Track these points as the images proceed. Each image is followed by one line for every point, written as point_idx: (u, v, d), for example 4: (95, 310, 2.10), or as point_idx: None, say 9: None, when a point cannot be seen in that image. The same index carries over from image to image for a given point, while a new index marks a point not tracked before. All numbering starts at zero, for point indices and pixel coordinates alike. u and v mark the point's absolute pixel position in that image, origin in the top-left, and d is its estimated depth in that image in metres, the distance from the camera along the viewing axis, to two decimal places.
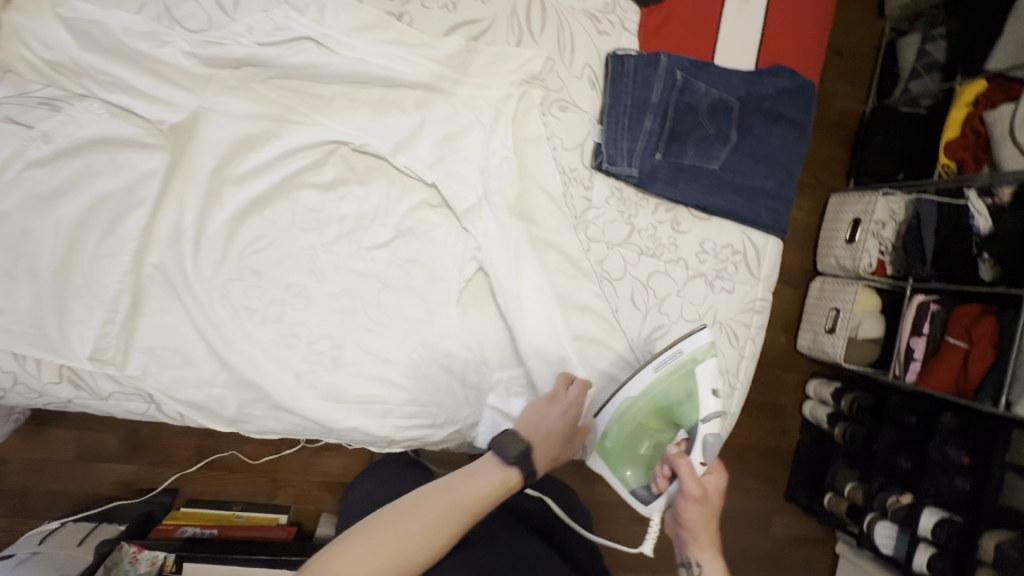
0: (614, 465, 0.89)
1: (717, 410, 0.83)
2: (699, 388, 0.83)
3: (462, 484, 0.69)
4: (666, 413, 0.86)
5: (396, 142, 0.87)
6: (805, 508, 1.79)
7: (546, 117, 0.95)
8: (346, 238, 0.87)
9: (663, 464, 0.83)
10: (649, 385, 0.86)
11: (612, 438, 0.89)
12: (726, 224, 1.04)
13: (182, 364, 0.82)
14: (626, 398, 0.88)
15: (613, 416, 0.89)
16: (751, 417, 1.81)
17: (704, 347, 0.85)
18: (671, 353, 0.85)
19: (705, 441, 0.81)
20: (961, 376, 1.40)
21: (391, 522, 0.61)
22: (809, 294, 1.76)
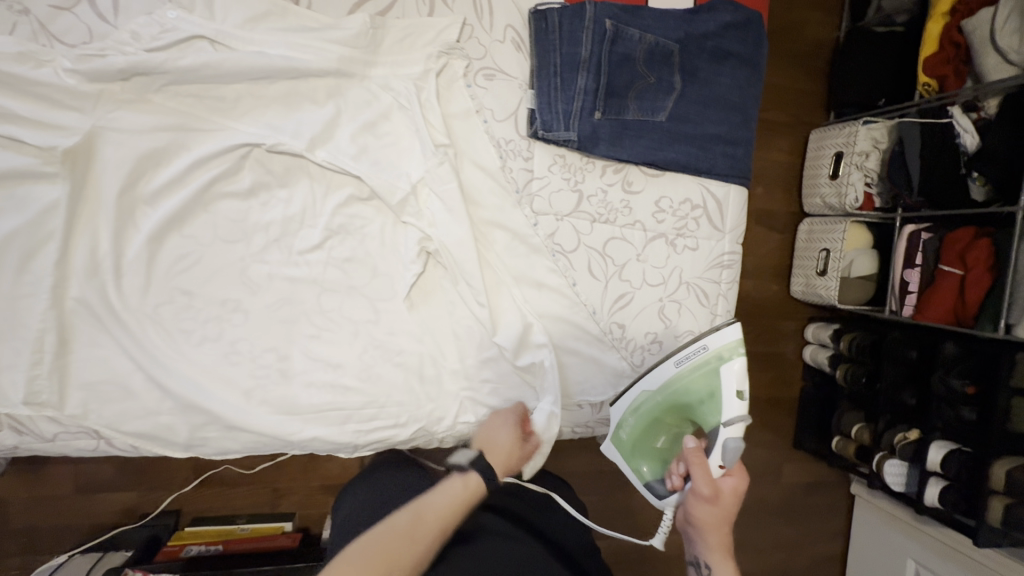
0: (629, 455, 0.90)
1: (740, 414, 0.79)
2: (723, 388, 0.80)
3: (430, 503, 0.69)
4: (685, 409, 0.84)
5: (313, 138, 0.82)
6: (814, 454, 1.76)
7: (473, 89, 0.88)
8: (276, 245, 0.83)
9: (680, 463, 0.85)
10: (669, 380, 0.84)
11: (628, 430, 0.90)
12: (682, 178, 0.98)
13: (123, 396, 0.79)
14: (643, 389, 0.87)
15: (630, 406, 0.89)
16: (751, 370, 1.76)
17: (732, 345, 0.80)
18: (694, 348, 0.82)
19: (725, 446, 0.80)
20: (959, 303, 1.33)
21: (363, 550, 0.60)
22: (798, 237, 1.69)
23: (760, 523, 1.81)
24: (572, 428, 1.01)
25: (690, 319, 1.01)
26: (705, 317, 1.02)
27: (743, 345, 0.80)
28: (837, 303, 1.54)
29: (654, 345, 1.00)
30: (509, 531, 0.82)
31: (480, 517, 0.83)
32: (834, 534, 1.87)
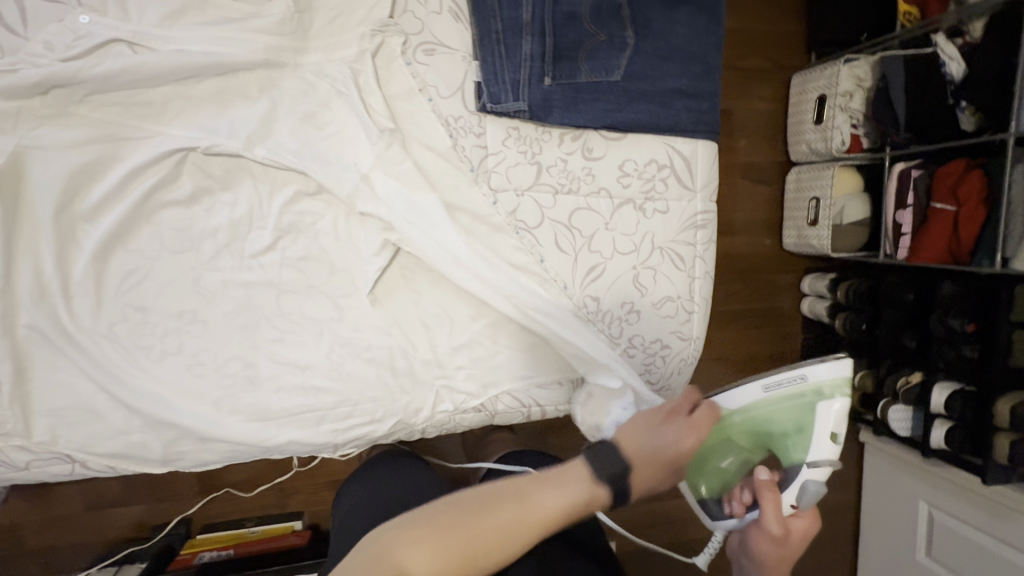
0: (686, 470, 0.75)
1: (830, 457, 0.71)
2: (817, 425, 0.71)
3: (538, 491, 0.60)
4: (765, 436, 0.73)
5: (251, 136, 0.79)
6: None
7: (413, 67, 0.84)
8: (226, 251, 0.81)
9: (747, 490, 0.73)
10: (757, 402, 0.73)
11: (695, 442, 0.74)
12: (644, 138, 0.94)
13: (90, 419, 0.78)
14: (719, 404, 0.74)
15: (703, 417, 0.74)
16: (752, 328, 1.70)
17: (835, 384, 0.72)
18: (793, 377, 0.72)
19: (806, 488, 0.70)
20: (953, 241, 1.30)
21: (448, 527, 0.55)
22: (787, 188, 1.63)
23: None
24: (554, 407, 0.98)
25: (666, 284, 0.98)
26: (683, 281, 0.99)
27: (846, 387, 0.72)
28: (831, 253, 1.48)
29: (631, 314, 0.97)
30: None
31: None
32: (846, 487, 1.80)
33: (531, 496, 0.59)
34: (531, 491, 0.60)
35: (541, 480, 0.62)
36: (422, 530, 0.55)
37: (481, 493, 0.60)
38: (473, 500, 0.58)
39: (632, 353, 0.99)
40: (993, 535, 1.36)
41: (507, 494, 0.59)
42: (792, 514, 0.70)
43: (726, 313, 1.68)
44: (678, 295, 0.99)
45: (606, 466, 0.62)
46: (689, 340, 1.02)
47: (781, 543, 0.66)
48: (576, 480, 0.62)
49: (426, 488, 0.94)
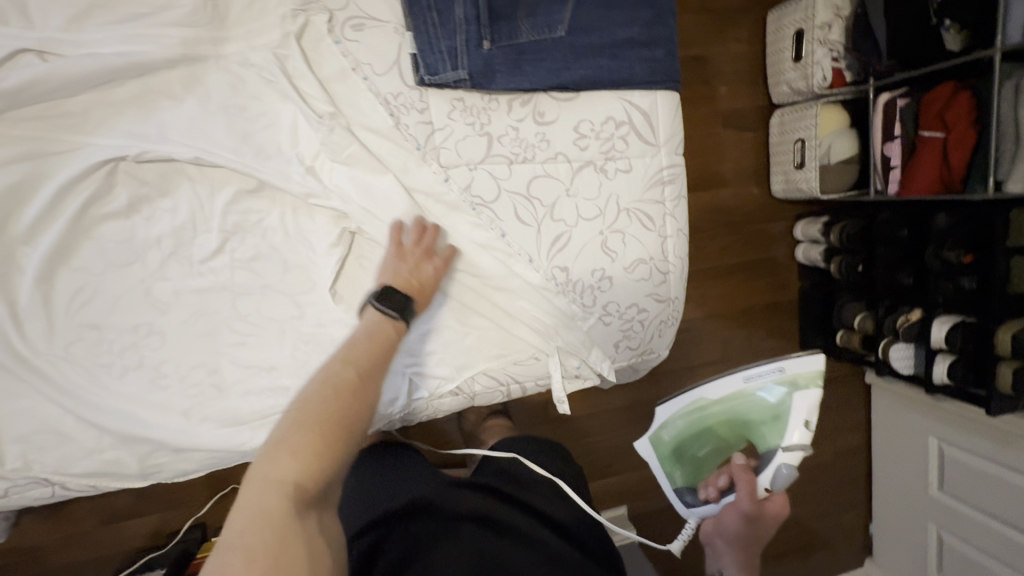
0: (664, 461, 0.72)
1: (803, 443, 0.70)
2: (794, 413, 0.70)
3: (358, 350, 0.70)
4: (743, 426, 0.71)
5: (182, 137, 0.76)
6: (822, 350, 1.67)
7: (343, 45, 0.79)
8: (173, 259, 0.79)
9: (722, 475, 0.71)
10: (736, 393, 0.70)
11: (674, 433, 0.72)
12: (598, 95, 0.89)
13: (60, 441, 0.78)
14: (700, 396, 0.71)
15: (683, 408, 0.71)
16: (747, 281, 1.64)
17: (811, 373, 0.71)
18: (772, 367, 0.70)
19: (779, 471, 0.70)
20: (944, 170, 1.24)
21: (299, 425, 0.59)
22: (771, 133, 1.55)
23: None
24: (534, 382, 0.97)
25: (638, 246, 0.95)
26: (654, 241, 0.95)
27: (822, 376, 0.71)
28: (821, 195, 1.42)
29: (603, 281, 0.94)
30: (496, 510, 0.76)
31: (466, 503, 0.77)
32: (854, 430, 1.77)
33: (356, 360, 0.69)
34: (355, 359, 0.69)
35: (357, 341, 0.71)
36: (284, 434, 0.58)
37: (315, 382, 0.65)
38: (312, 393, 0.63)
39: (609, 321, 0.96)
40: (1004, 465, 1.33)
41: (341, 369, 0.66)
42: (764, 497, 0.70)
43: (719, 269, 1.61)
44: (651, 256, 0.96)
45: (390, 302, 0.76)
46: (667, 302, 0.99)
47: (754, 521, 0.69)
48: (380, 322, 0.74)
49: (414, 472, 0.89)
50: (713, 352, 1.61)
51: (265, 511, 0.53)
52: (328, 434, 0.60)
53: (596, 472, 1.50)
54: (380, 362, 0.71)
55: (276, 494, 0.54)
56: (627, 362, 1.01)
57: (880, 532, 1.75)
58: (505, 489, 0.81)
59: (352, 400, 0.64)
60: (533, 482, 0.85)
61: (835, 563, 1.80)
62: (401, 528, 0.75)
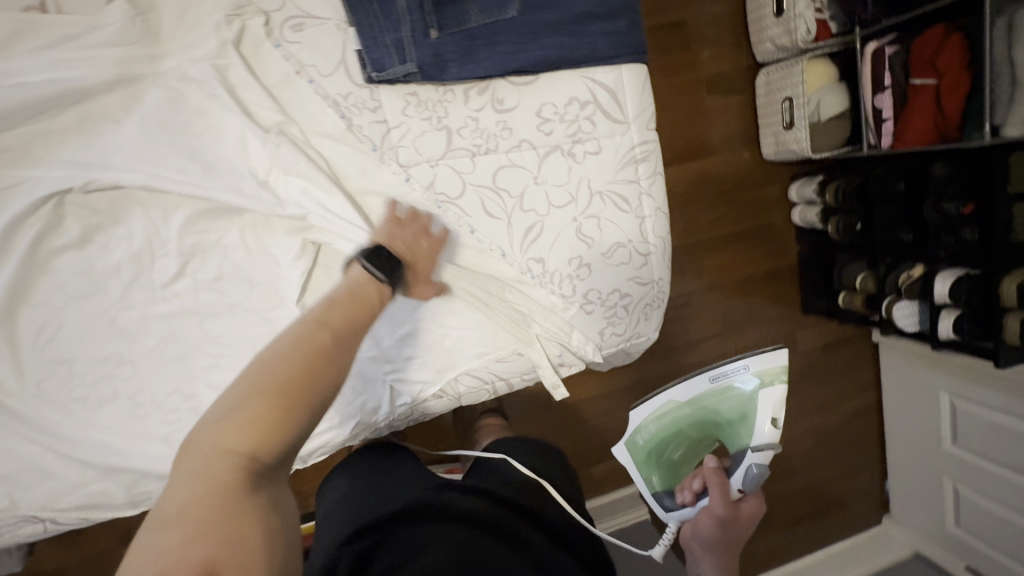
0: (641, 465, 0.74)
1: (771, 441, 0.70)
2: (761, 410, 0.71)
3: (336, 312, 0.61)
4: (712, 427, 0.73)
5: (127, 162, 0.73)
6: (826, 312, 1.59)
7: (284, 48, 0.76)
8: (135, 286, 0.77)
9: (696, 478, 0.72)
10: (701, 394, 0.72)
11: (648, 437, 0.73)
12: (558, 75, 0.85)
13: (43, 478, 0.78)
14: (670, 398, 0.73)
15: (655, 412, 0.72)
16: (745, 250, 1.59)
17: (773, 369, 0.71)
18: (736, 367, 0.71)
19: (749, 471, 0.70)
20: (938, 117, 1.18)
21: (260, 395, 0.51)
22: (757, 94, 1.49)
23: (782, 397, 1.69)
24: (520, 377, 0.95)
25: (615, 229, 0.91)
26: (631, 222, 0.92)
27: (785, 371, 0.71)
28: (813, 155, 1.36)
29: (582, 269, 0.91)
30: (490, 514, 0.73)
31: (461, 504, 0.74)
32: (863, 389, 1.74)
33: (333, 322, 0.60)
34: (331, 319, 0.60)
35: (334, 306, 0.62)
36: (235, 402, 0.51)
37: (281, 340, 0.57)
38: (282, 355, 0.55)
39: (591, 309, 0.93)
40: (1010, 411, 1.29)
41: (312, 333, 0.57)
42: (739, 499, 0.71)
43: (714, 240, 1.56)
44: (630, 238, 0.92)
45: (381, 265, 0.69)
46: (650, 284, 0.96)
47: (728, 527, 0.68)
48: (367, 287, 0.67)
49: (410, 478, 0.85)
50: (712, 325, 1.58)
51: (206, 483, 0.47)
52: (288, 406, 0.52)
53: (600, 456, 1.48)
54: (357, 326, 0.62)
55: (224, 471, 0.48)
56: (615, 349, 0.98)
57: (897, 491, 1.70)
58: (502, 492, 0.78)
59: (322, 365, 0.55)
60: (525, 484, 0.82)
61: (852, 523, 1.74)
62: (393, 532, 0.71)
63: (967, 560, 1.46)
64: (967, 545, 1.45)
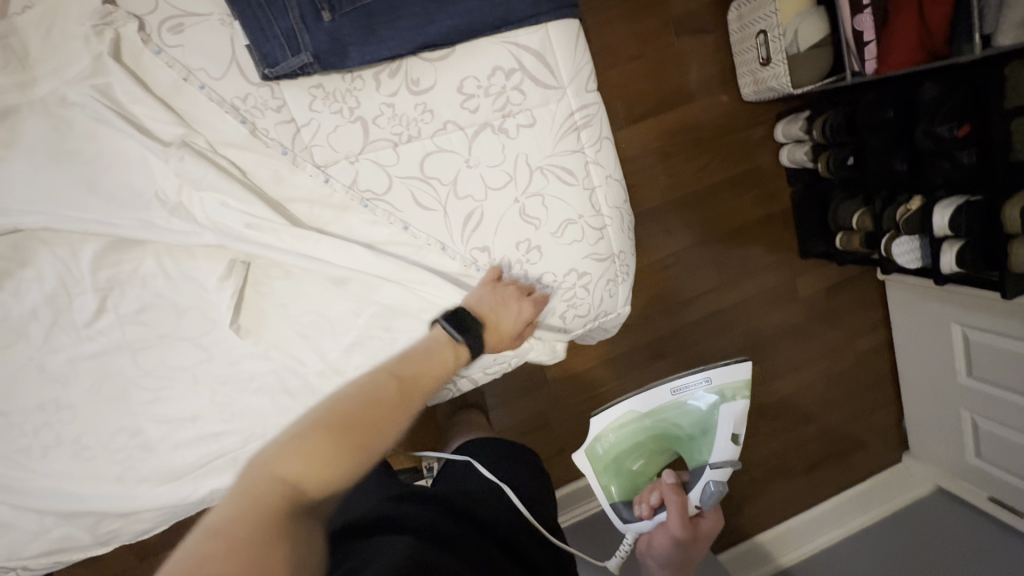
0: (599, 474, 0.80)
1: (731, 458, 0.76)
2: (722, 427, 0.76)
3: (413, 364, 0.64)
4: (673, 438, 0.79)
5: (20, 202, 0.69)
6: (824, 256, 1.50)
7: (165, 54, 0.69)
8: (56, 328, 0.73)
9: (653, 493, 0.78)
10: (663, 405, 0.77)
11: (608, 446, 0.79)
12: (475, 45, 0.77)
13: (3, 530, 0.77)
14: (629, 409, 0.78)
15: (614, 422, 0.78)
16: (732, 200, 1.48)
17: (737, 385, 0.76)
18: (696, 381, 0.76)
19: (707, 488, 0.76)
20: (922, 34, 1.05)
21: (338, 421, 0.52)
22: (730, 30, 1.37)
23: (783, 347, 1.60)
24: (482, 371, 0.92)
25: (563, 206, 0.84)
26: (580, 196, 0.85)
27: (749, 388, 0.76)
28: (793, 90, 1.25)
29: (532, 252, 0.84)
30: (445, 526, 0.71)
31: (416, 517, 0.72)
32: (869, 330, 1.66)
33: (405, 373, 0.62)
34: (399, 370, 0.62)
35: (412, 356, 0.65)
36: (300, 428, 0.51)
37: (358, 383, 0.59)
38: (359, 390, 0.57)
39: (547, 294, 0.87)
40: (1013, 335, 1.22)
41: (389, 377, 0.60)
42: (698, 515, 0.77)
43: (701, 192, 1.46)
44: (582, 213, 0.85)
45: (461, 325, 0.70)
46: (612, 258, 0.89)
47: (683, 542, 0.74)
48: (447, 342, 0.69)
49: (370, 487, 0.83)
50: (704, 284, 1.49)
51: (255, 501, 0.45)
52: (351, 441, 0.51)
53: None
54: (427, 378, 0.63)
55: (279, 492, 0.46)
56: (583, 329, 0.93)
57: (914, 429, 1.63)
58: (457, 507, 0.77)
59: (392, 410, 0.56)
60: (490, 493, 0.82)
61: (870, 466, 1.67)
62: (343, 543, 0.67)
63: (993, 492, 1.39)
64: (992, 477, 1.37)
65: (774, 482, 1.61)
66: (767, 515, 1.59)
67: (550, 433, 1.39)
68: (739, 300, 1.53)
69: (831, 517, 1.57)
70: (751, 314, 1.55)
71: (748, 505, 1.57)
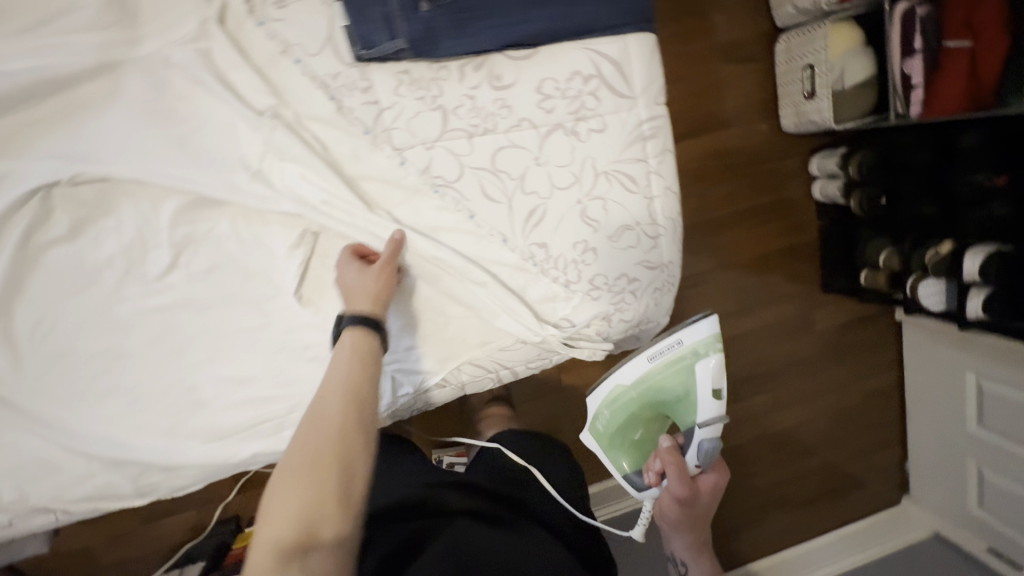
0: (606, 449, 0.82)
1: (717, 414, 0.75)
2: (702, 386, 0.74)
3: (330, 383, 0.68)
4: (661, 403, 0.78)
5: (112, 154, 0.71)
6: (847, 291, 1.51)
7: (268, 26, 0.72)
8: (129, 278, 0.76)
9: (656, 460, 0.79)
10: (645, 375, 0.76)
11: (606, 423, 0.81)
12: (558, 47, 0.79)
13: (50, 471, 0.79)
14: (617, 382, 0.78)
15: (605, 398, 0.79)
16: (761, 226, 1.50)
17: (709, 339, 0.73)
18: (670, 344, 0.74)
19: (701, 446, 0.76)
20: (970, 83, 1.08)
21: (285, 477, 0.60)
22: (777, 60, 1.39)
23: (798, 377, 1.61)
24: (525, 365, 0.93)
25: (621, 211, 0.86)
26: (639, 204, 0.87)
27: (721, 339, 0.73)
28: (836, 127, 1.27)
29: (588, 254, 0.86)
30: (493, 510, 0.77)
31: (456, 501, 0.77)
32: (885, 368, 1.67)
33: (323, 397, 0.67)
34: (320, 398, 0.67)
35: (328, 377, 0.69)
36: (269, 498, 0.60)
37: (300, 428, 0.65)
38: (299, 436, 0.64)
39: (597, 295, 0.89)
40: None
41: (316, 409, 0.66)
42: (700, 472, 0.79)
43: (737, 215, 1.48)
44: (638, 220, 0.87)
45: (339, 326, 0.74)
46: (660, 267, 0.91)
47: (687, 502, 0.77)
48: (358, 343, 0.71)
49: (410, 468, 0.86)
50: (729, 304, 1.51)
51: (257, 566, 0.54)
52: (306, 483, 0.59)
53: None
54: (362, 391, 0.67)
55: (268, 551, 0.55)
56: (624, 335, 0.95)
57: (918, 471, 1.64)
58: (504, 493, 0.82)
59: (342, 452, 0.62)
60: (526, 486, 0.85)
61: (871, 504, 1.69)
62: (399, 526, 0.74)
63: (991, 541, 1.39)
64: (990, 526, 1.39)
65: (776, 510, 1.62)
66: (767, 542, 1.60)
67: (569, 435, 1.40)
68: (760, 324, 1.56)
69: (829, 551, 1.58)
70: (773, 339, 1.57)
71: (747, 529, 1.59)
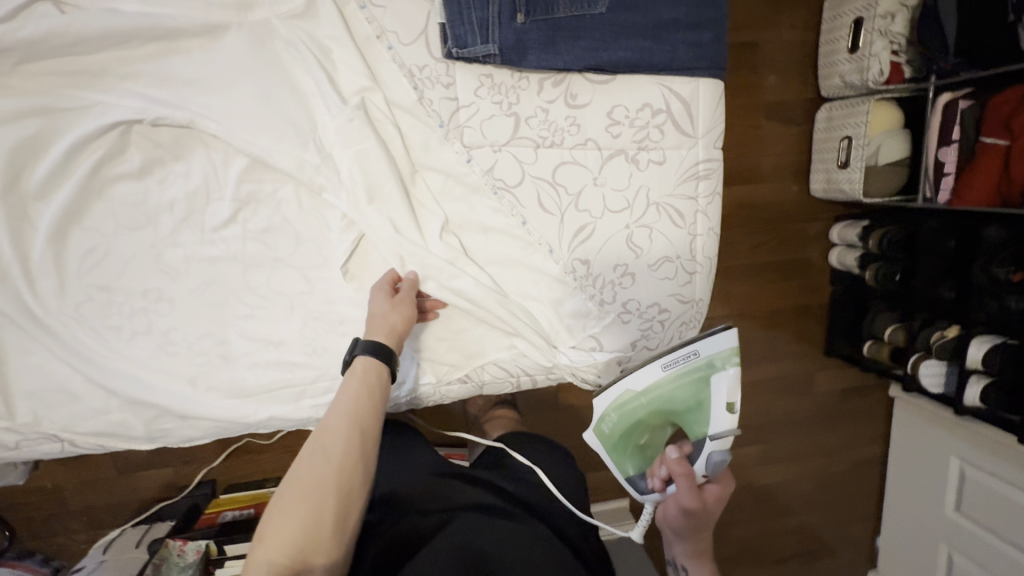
0: (611, 452, 0.81)
1: (729, 427, 0.75)
2: (716, 398, 0.76)
3: (341, 408, 0.67)
4: (672, 414, 0.78)
5: (194, 104, 0.73)
6: (848, 357, 1.55)
7: (368, 11, 0.75)
8: (186, 225, 0.78)
9: (661, 466, 0.77)
10: (658, 382, 0.76)
11: (613, 426, 0.79)
12: (634, 78, 0.83)
13: (69, 400, 0.79)
14: (626, 388, 0.78)
15: (615, 402, 0.78)
16: (778, 282, 1.53)
17: (726, 353, 0.75)
18: (686, 353, 0.75)
19: (711, 458, 0.76)
20: (1001, 181, 1.11)
21: (289, 498, 0.60)
22: (816, 128, 1.42)
23: (789, 435, 1.63)
24: (545, 376, 0.92)
25: (664, 242, 0.89)
26: (682, 238, 0.90)
27: (737, 354, 0.75)
28: (863, 199, 1.29)
29: (625, 277, 0.89)
30: (498, 503, 0.78)
31: (468, 495, 0.78)
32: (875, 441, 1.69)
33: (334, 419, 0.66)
34: (330, 420, 0.66)
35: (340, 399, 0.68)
36: (268, 516, 0.60)
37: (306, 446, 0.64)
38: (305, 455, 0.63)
39: (627, 319, 0.91)
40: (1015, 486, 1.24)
41: (325, 432, 0.64)
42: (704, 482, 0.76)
43: (758, 267, 1.51)
44: (679, 254, 0.90)
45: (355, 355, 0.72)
46: (691, 303, 0.93)
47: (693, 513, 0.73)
48: (362, 368, 0.70)
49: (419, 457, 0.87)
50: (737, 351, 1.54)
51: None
52: (311, 510, 0.59)
53: None
54: (371, 425, 0.67)
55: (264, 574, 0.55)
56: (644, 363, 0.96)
57: (888, 547, 1.65)
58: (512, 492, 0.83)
59: (342, 480, 0.62)
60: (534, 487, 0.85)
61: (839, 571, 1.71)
62: (408, 518, 0.75)
63: None
64: None
65: (747, 563, 1.64)
66: None
67: None
68: (763, 377, 1.58)
69: None
70: (773, 394, 1.60)
71: None
